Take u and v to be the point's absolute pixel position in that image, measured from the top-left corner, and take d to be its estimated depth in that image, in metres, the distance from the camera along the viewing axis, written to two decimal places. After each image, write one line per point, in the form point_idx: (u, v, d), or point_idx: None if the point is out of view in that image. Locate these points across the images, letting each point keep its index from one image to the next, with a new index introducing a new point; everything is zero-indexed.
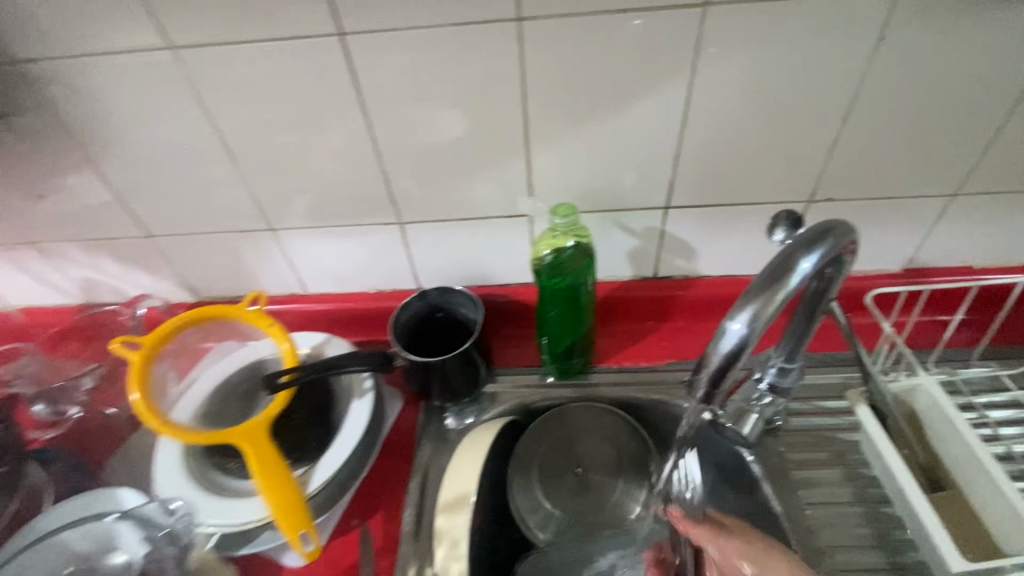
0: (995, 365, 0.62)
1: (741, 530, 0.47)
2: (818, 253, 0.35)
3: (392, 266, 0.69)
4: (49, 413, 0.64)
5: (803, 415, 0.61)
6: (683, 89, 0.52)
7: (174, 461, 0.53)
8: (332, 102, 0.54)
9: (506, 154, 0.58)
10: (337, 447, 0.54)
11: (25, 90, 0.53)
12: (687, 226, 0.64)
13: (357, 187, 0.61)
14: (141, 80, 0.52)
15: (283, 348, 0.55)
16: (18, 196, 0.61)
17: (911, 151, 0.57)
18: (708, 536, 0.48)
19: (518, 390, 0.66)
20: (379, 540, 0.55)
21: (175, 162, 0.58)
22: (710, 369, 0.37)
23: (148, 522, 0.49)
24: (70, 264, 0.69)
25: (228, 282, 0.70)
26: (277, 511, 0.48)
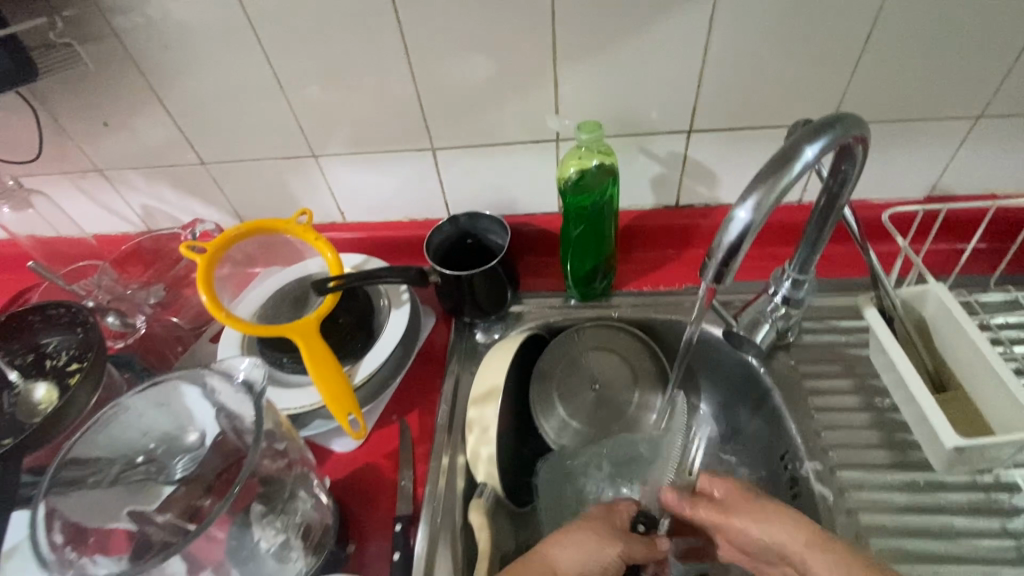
0: (1013, 288, 0.63)
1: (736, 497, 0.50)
2: (823, 141, 0.38)
3: (425, 195, 0.73)
4: (119, 325, 0.70)
5: (817, 333, 0.63)
6: (710, 4, 0.53)
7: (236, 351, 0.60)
8: (371, 26, 0.57)
9: (535, 77, 0.60)
10: (378, 348, 0.60)
11: (93, 18, 0.57)
12: (709, 151, 0.65)
13: (392, 112, 0.64)
14: (195, 6, 0.56)
15: (329, 259, 0.59)
16: (87, 125, 0.67)
17: (938, 69, 0.57)
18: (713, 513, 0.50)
19: (542, 311, 0.71)
20: (417, 431, 0.61)
21: (227, 89, 0.62)
22: (718, 257, 0.40)
23: (228, 374, 0.49)
24: (132, 191, 0.75)
25: (273, 209, 0.76)
26: (327, 396, 0.54)
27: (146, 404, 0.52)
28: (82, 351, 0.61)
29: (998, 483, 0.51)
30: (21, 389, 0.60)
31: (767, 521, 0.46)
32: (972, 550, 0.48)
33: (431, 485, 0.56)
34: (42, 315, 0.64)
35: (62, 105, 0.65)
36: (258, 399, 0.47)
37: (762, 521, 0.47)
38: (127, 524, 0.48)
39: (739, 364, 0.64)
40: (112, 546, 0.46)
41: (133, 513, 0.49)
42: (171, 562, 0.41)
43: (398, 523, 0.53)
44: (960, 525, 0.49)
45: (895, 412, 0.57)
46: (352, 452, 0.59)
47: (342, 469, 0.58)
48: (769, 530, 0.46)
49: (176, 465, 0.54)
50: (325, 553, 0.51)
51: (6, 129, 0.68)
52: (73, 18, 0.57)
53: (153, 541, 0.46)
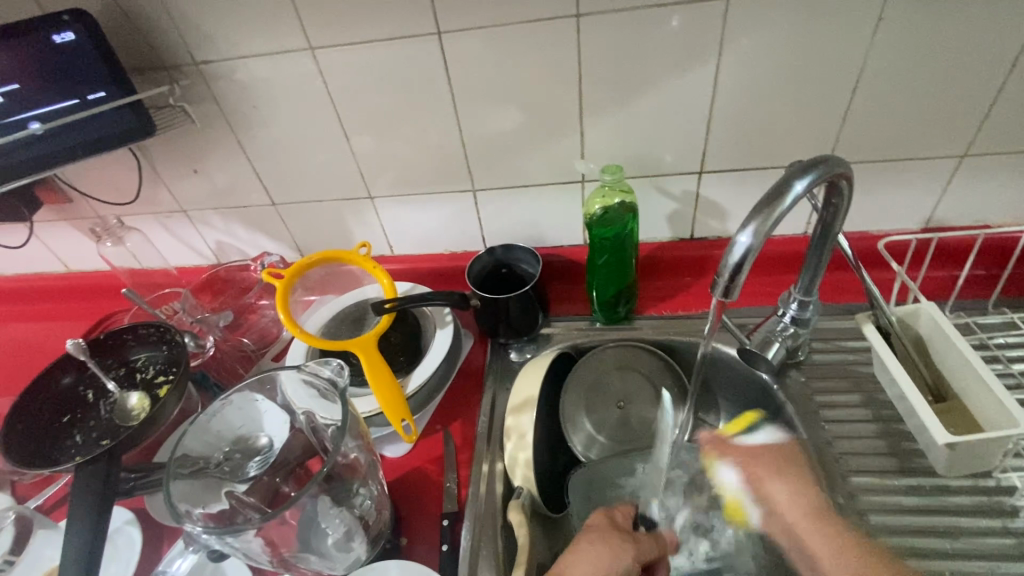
0: (1009, 311, 0.68)
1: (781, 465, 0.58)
2: (811, 176, 0.45)
3: (465, 229, 0.82)
4: (193, 344, 0.76)
5: (825, 352, 0.69)
6: (714, 66, 0.63)
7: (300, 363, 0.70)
8: (428, 90, 0.68)
9: (564, 129, 0.70)
10: (426, 364, 0.68)
11: (200, 84, 0.69)
12: (718, 189, 0.74)
13: (441, 159, 0.74)
14: (283, 76, 0.67)
15: (384, 284, 0.67)
16: (179, 171, 0.78)
17: (919, 116, 0.65)
18: (742, 455, 0.61)
19: (570, 333, 0.78)
20: (459, 439, 0.68)
21: (301, 140, 0.74)
22: (725, 276, 0.47)
23: (315, 376, 0.57)
24: (209, 229, 0.86)
25: (329, 243, 0.86)
26: (383, 404, 0.61)
27: (243, 401, 0.60)
28: (169, 366, 0.70)
29: (1000, 487, 0.55)
30: (116, 397, 0.69)
31: (786, 483, 0.57)
32: (977, 547, 0.52)
33: (473, 488, 0.62)
34: (134, 333, 0.73)
35: (163, 155, 0.77)
36: (342, 395, 0.54)
37: (780, 475, 0.58)
38: (222, 503, 0.55)
39: (753, 380, 0.69)
40: (216, 517, 0.53)
41: (229, 493, 0.56)
42: (251, 532, 0.47)
43: (445, 518, 0.59)
44: (966, 524, 0.54)
45: (901, 423, 0.61)
46: (402, 457, 0.67)
47: (394, 470, 0.66)
48: (755, 456, 0.60)
49: (248, 467, 0.60)
50: (381, 543, 0.57)
51: (114, 176, 0.80)
52: (187, 86, 0.69)
53: (241, 518, 0.54)
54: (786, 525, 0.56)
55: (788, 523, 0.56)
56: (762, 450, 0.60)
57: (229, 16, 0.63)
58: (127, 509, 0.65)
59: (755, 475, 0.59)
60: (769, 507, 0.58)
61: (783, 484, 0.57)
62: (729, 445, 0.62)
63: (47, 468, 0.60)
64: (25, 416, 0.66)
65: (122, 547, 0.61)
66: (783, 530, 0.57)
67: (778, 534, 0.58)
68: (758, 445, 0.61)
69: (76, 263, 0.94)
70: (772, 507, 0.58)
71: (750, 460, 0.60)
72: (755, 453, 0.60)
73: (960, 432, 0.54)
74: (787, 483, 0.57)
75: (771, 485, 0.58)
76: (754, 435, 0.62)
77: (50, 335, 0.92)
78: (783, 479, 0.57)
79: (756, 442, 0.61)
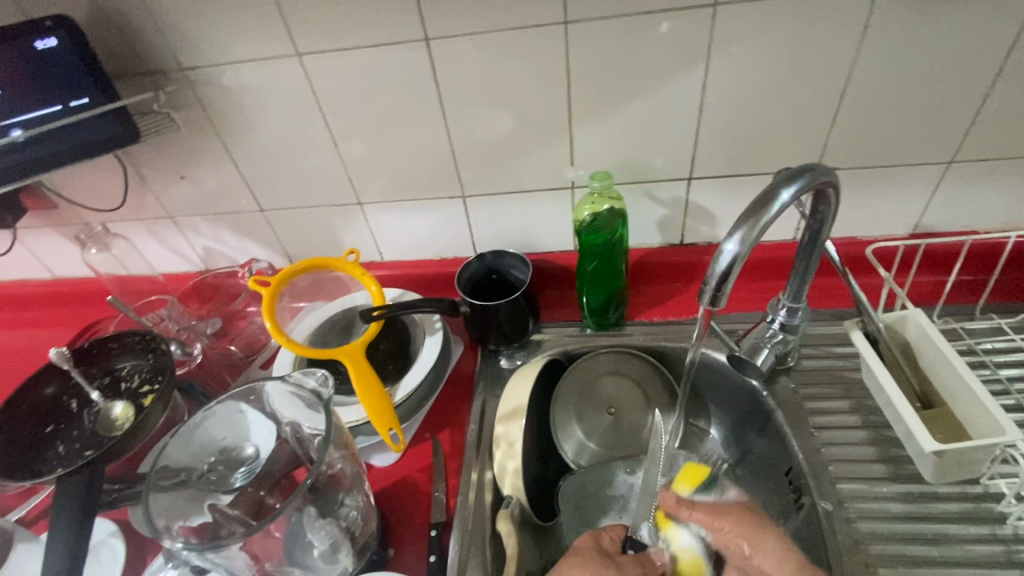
0: (996, 316, 0.69)
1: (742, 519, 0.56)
2: (797, 185, 0.45)
3: (455, 236, 0.82)
4: (179, 352, 0.77)
5: (815, 358, 0.69)
6: (702, 72, 0.63)
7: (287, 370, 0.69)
8: (416, 96, 0.67)
9: (554, 136, 0.70)
10: (414, 372, 0.67)
11: (187, 90, 0.68)
12: (708, 195, 0.74)
13: (430, 165, 0.74)
14: (270, 82, 0.67)
15: (372, 291, 0.66)
16: (166, 177, 0.77)
17: (906, 123, 0.65)
18: (704, 517, 0.57)
19: (560, 339, 0.77)
20: (448, 447, 0.67)
21: (289, 147, 0.73)
22: (712, 284, 0.47)
23: (301, 386, 0.56)
24: (197, 235, 0.85)
25: (318, 249, 0.85)
26: (370, 413, 0.60)
27: (228, 412, 0.59)
28: (155, 374, 0.68)
29: (987, 494, 0.55)
30: (101, 407, 0.67)
31: (760, 539, 0.55)
32: (966, 554, 0.52)
33: (462, 497, 0.61)
34: (119, 342, 0.72)
35: (149, 161, 0.76)
36: (326, 406, 0.54)
37: (752, 538, 0.55)
38: (205, 517, 0.54)
39: (743, 386, 0.69)
40: (196, 531, 0.52)
41: (213, 506, 0.55)
42: (234, 547, 0.46)
43: (433, 529, 0.59)
44: (954, 532, 0.53)
45: (889, 430, 0.61)
46: (390, 466, 0.66)
47: (382, 480, 0.65)
48: (719, 517, 0.57)
49: (234, 477, 0.59)
50: (368, 555, 0.57)
51: (100, 182, 0.79)
52: (173, 92, 0.68)
53: (224, 532, 0.53)
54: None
55: None
56: (726, 509, 0.57)
57: (215, 22, 0.62)
58: (111, 520, 0.64)
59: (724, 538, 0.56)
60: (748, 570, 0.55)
61: (755, 541, 0.55)
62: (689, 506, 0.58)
63: (28, 481, 0.59)
64: (8, 426, 0.65)
65: (105, 560, 0.60)
66: None
67: None
68: (716, 505, 0.58)
69: (62, 270, 0.93)
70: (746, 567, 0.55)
71: (717, 516, 0.57)
72: (719, 513, 0.57)
73: (947, 439, 0.54)
74: (766, 542, 0.54)
75: (744, 546, 0.55)
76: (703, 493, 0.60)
77: (35, 343, 0.91)
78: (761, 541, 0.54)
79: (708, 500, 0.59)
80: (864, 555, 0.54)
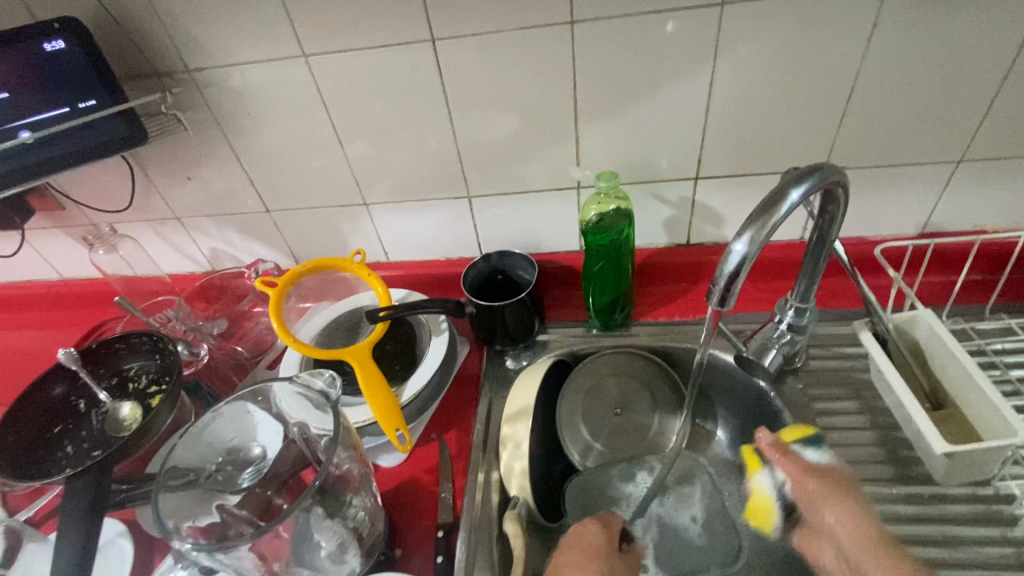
0: (1006, 316, 0.68)
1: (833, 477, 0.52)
2: (807, 184, 0.45)
3: (461, 236, 0.82)
4: (187, 353, 0.75)
5: (823, 358, 0.68)
6: (709, 72, 0.63)
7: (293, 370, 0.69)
8: (422, 97, 0.67)
9: (560, 136, 0.70)
10: (421, 373, 0.67)
11: (193, 91, 0.68)
12: (714, 195, 0.73)
13: (435, 166, 0.74)
14: (277, 83, 0.67)
15: (379, 292, 0.66)
16: (173, 178, 0.78)
17: (915, 122, 0.65)
18: (798, 471, 0.53)
19: (566, 340, 0.77)
20: (455, 448, 0.67)
21: (295, 148, 0.73)
22: (721, 284, 0.47)
23: (308, 387, 0.56)
24: (203, 236, 0.85)
25: (324, 250, 0.85)
26: (377, 414, 0.60)
27: (235, 412, 0.59)
28: (162, 375, 0.69)
29: (998, 495, 0.55)
30: (108, 407, 0.68)
31: (841, 501, 0.50)
32: (976, 557, 0.52)
33: (468, 498, 0.61)
34: (127, 342, 0.72)
35: (156, 162, 0.76)
36: (333, 408, 0.54)
37: (836, 499, 0.50)
38: (214, 517, 0.55)
39: (750, 387, 0.68)
40: (205, 531, 0.53)
41: (221, 506, 0.56)
42: (243, 548, 0.46)
43: (439, 529, 0.59)
44: (964, 533, 0.53)
45: (899, 430, 0.61)
46: (397, 467, 0.66)
47: (388, 481, 0.65)
48: (813, 475, 0.52)
49: (241, 478, 0.59)
50: (375, 556, 0.57)
51: (107, 183, 0.79)
52: (179, 93, 0.69)
53: (232, 533, 0.54)
54: (839, 551, 0.49)
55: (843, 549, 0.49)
56: (822, 468, 0.53)
57: (221, 23, 0.62)
58: (119, 521, 0.64)
59: (808, 491, 0.52)
60: (822, 533, 0.51)
61: (836, 504, 0.50)
62: (786, 453, 0.55)
63: (37, 481, 0.60)
64: (15, 426, 0.65)
65: (114, 560, 0.60)
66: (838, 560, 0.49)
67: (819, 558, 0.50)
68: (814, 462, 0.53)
69: (70, 271, 0.93)
70: (821, 528, 0.51)
71: (808, 474, 0.52)
72: (815, 469, 0.53)
73: (958, 440, 0.53)
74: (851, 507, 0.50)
75: (826, 505, 0.51)
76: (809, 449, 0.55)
77: (43, 344, 0.91)
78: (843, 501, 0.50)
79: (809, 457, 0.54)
80: None
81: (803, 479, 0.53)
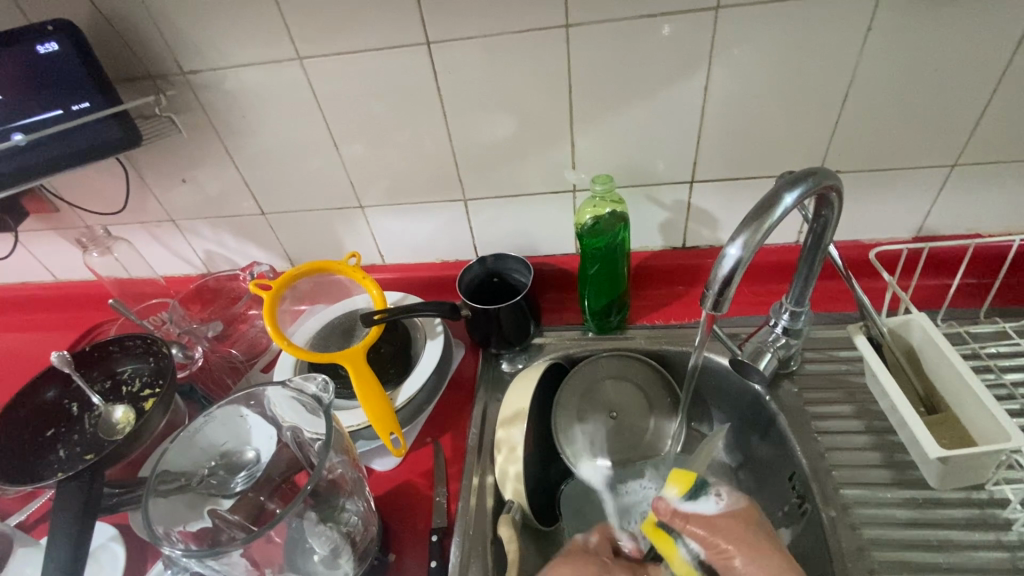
0: (1001, 320, 0.68)
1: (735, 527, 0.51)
2: (800, 189, 0.45)
3: (456, 239, 0.82)
4: (181, 355, 0.77)
5: (818, 362, 0.68)
6: (705, 75, 0.63)
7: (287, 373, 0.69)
8: (418, 99, 0.67)
9: (555, 139, 0.70)
10: (415, 376, 0.67)
11: (188, 94, 0.68)
12: (709, 199, 0.74)
13: (431, 169, 0.74)
14: (271, 85, 0.67)
15: (373, 294, 0.66)
16: (168, 180, 0.77)
17: (909, 126, 0.65)
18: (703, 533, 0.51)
19: (562, 343, 0.77)
20: (450, 452, 0.67)
21: (290, 150, 0.73)
22: (715, 287, 0.46)
23: (302, 390, 0.56)
24: (198, 239, 0.85)
25: (319, 252, 0.85)
26: (371, 417, 0.60)
27: (228, 416, 0.59)
28: (156, 378, 0.69)
29: (992, 499, 0.55)
30: (101, 410, 0.68)
31: (758, 555, 0.48)
32: (971, 561, 0.52)
33: (463, 502, 0.61)
34: (120, 345, 0.72)
35: (151, 164, 0.76)
36: (326, 410, 0.54)
37: (749, 553, 0.49)
38: (205, 521, 0.55)
39: (746, 390, 0.68)
40: (195, 536, 0.52)
41: (212, 511, 0.56)
42: (235, 553, 0.46)
43: (434, 534, 0.59)
44: (958, 538, 0.53)
45: (894, 434, 0.61)
46: (391, 471, 0.66)
47: (382, 484, 0.65)
48: (715, 529, 0.51)
49: (234, 481, 0.59)
50: (370, 560, 0.56)
51: (101, 185, 0.79)
52: (173, 95, 0.68)
53: (223, 539, 0.53)
54: None
55: None
56: (722, 521, 0.52)
57: (216, 25, 0.62)
58: (111, 524, 0.64)
59: (719, 552, 0.50)
60: None
61: (752, 557, 0.48)
62: (685, 517, 0.53)
63: (28, 485, 0.59)
64: (7, 430, 0.64)
65: (106, 564, 0.60)
66: None
67: None
68: (711, 516, 0.52)
69: (64, 272, 0.93)
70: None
71: (716, 536, 0.51)
72: (718, 527, 0.51)
73: (951, 444, 0.53)
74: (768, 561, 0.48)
75: (739, 559, 0.49)
76: (699, 500, 0.54)
77: (36, 346, 0.91)
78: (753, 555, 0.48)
79: (698, 510, 0.53)
80: (867, 561, 0.53)
81: (705, 534, 0.51)
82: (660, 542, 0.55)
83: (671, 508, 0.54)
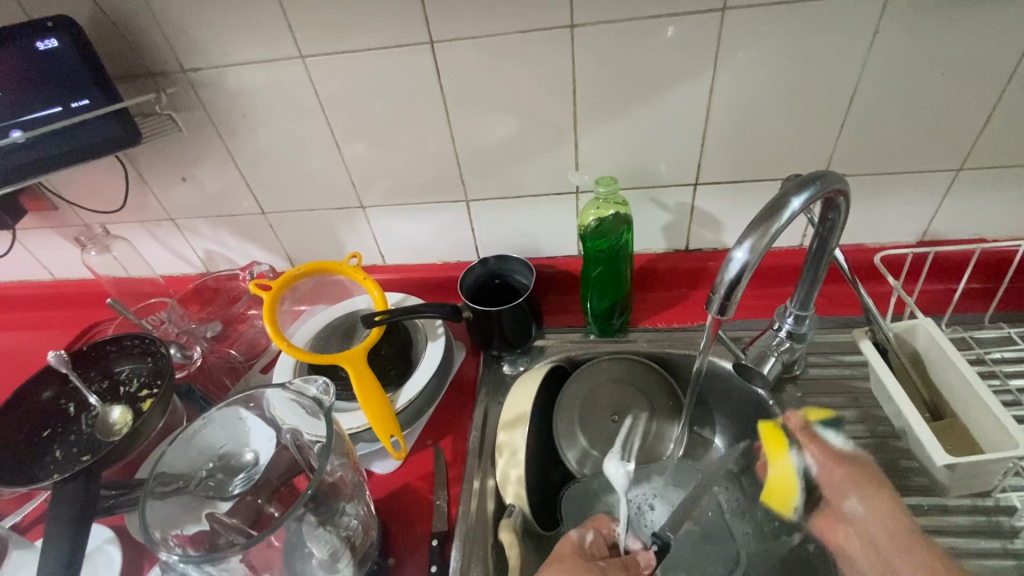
0: (1006, 326, 0.68)
1: (857, 462, 0.55)
2: (807, 193, 0.45)
3: (458, 240, 0.81)
4: (179, 356, 0.75)
5: (821, 366, 0.68)
6: (709, 77, 0.62)
7: (287, 374, 0.69)
8: (421, 99, 0.67)
9: (558, 141, 0.69)
10: (416, 379, 0.67)
11: (189, 92, 0.68)
12: (713, 201, 0.73)
13: (434, 169, 0.73)
14: (273, 84, 0.66)
15: (375, 295, 0.65)
16: (168, 179, 0.77)
17: (915, 130, 0.65)
18: (823, 458, 0.57)
19: (563, 345, 0.77)
20: (450, 455, 0.67)
21: (291, 149, 0.72)
22: (721, 290, 0.46)
23: (302, 393, 0.55)
24: (198, 238, 0.84)
25: (320, 252, 0.85)
26: (371, 420, 0.60)
27: (227, 419, 0.58)
28: (154, 379, 0.68)
29: (999, 506, 0.54)
30: (98, 411, 0.67)
31: (872, 495, 0.52)
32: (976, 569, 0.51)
33: (464, 505, 0.61)
34: (118, 345, 0.71)
35: (151, 162, 0.75)
36: (326, 413, 0.53)
37: (863, 489, 0.53)
38: (203, 525, 0.54)
39: (750, 395, 0.68)
40: (193, 540, 0.52)
41: (210, 515, 0.55)
42: (234, 559, 0.45)
43: (434, 538, 0.58)
44: (963, 546, 0.53)
45: (898, 440, 0.60)
46: (390, 474, 0.66)
47: (381, 487, 0.65)
48: (837, 461, 0.56)
49: (232, 484, 0.59)
50: (369, 565, 0.56)
51: (100, 183, 0.78)
52: (174, 94, 0.68)
53: (222, 543, 0.53)
54: (867, 539, 0.52)
55: (877, 545, 0.51)
56: (846, 453, 0.56)
57: (217, 22, 0.62)
58: (107, 527, 0.63)
59: (830, 474, 0.56)
60: (848, 519, 0.54)
61: (866, 496, 0.53)
62: (813, 437, 0.58)
63: (24, 486, 0.59)
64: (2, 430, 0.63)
65: (102, 567, 0.59)
66: (863, 544, 0.52)
67: (837, 539, 0.55)
68: (839, 447, 0.56)
69: (62, 271, 0.92)
70: (838, 510, 0.55)
71: (836, 461, 0.56)
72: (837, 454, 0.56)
73: (957, 451, 0.53)
74: (879, 498, 0.52)
75: (853, 496, 0.53)
76: (829, 434, 0.58)
77: (32, 345, 0.90)
78: (866, 490, 0.53)
79: (832, 441, 0.57)
80: None
81: (827, 462, 0.56)
82: (773, 449, 0.59)
83: (803, 425, 0.59)
